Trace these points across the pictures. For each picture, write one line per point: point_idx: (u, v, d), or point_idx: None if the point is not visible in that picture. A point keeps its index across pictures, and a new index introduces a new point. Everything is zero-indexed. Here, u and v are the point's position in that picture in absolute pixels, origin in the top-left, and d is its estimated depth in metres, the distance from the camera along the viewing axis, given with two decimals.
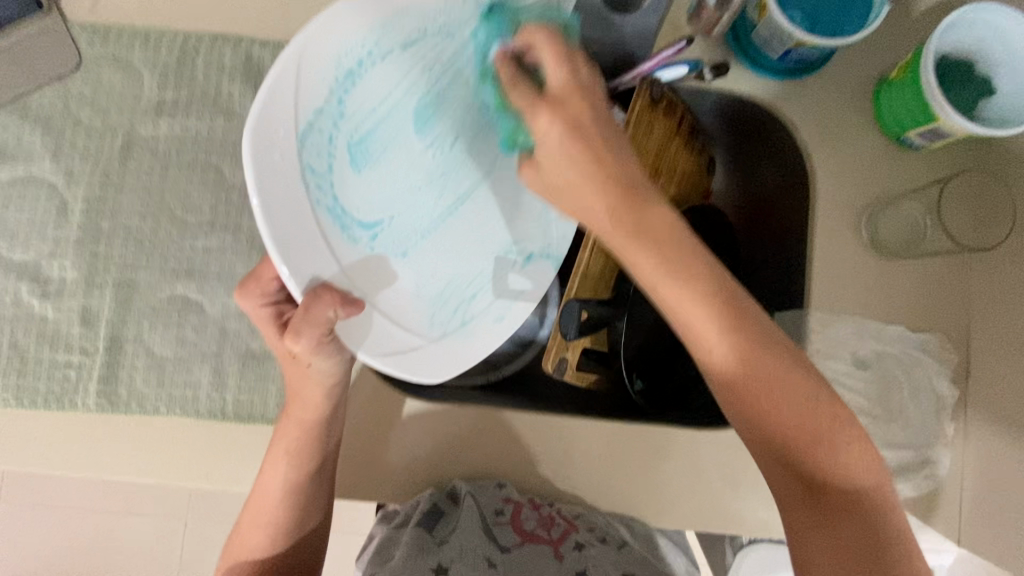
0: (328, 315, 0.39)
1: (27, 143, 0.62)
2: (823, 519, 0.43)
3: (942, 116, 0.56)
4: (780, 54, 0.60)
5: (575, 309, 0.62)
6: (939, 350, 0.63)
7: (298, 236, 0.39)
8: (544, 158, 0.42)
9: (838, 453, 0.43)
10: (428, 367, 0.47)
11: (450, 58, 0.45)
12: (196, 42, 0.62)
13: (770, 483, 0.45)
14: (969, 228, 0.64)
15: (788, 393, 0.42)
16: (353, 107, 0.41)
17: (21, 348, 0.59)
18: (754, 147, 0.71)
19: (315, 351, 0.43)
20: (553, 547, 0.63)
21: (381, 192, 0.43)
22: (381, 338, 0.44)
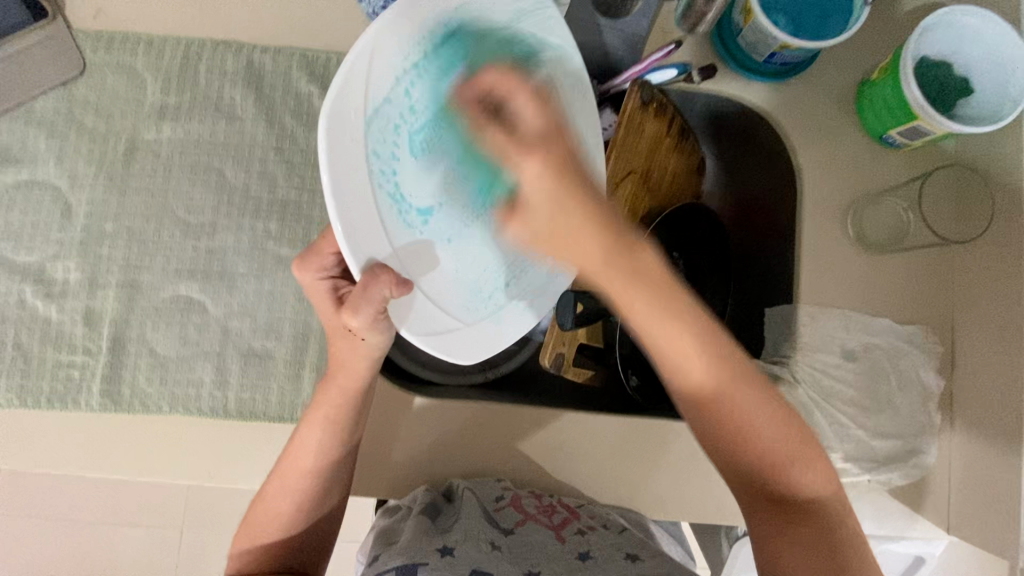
0: (383, 294, 0.40)
1: (32, 147, 0.63)
2: (781, 520, 0.49)
3: (923, 116, 0.58)
4: (766, 57, 0.62)
5: (570, 299, 0.64)
6: (926, 342, 0.64)
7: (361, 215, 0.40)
8: (529, 201, 0.38)
9: (804, 470, 0.49)
10: (468, 350, 0.47)
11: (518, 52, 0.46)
12: (198, 48, 0.64)
13: (728, 480, 0.51)
14: (948, 221, 0.65)
15: (761, 422, 0.47)
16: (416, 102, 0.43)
17: (25, 348, 0.60)
18: (733, 142, 0.74)
19: (370, 328, 0.44)
20: (557, 533, 0.60)
21: (439, 176, 0.44)
22: (426, 320, 0.45)
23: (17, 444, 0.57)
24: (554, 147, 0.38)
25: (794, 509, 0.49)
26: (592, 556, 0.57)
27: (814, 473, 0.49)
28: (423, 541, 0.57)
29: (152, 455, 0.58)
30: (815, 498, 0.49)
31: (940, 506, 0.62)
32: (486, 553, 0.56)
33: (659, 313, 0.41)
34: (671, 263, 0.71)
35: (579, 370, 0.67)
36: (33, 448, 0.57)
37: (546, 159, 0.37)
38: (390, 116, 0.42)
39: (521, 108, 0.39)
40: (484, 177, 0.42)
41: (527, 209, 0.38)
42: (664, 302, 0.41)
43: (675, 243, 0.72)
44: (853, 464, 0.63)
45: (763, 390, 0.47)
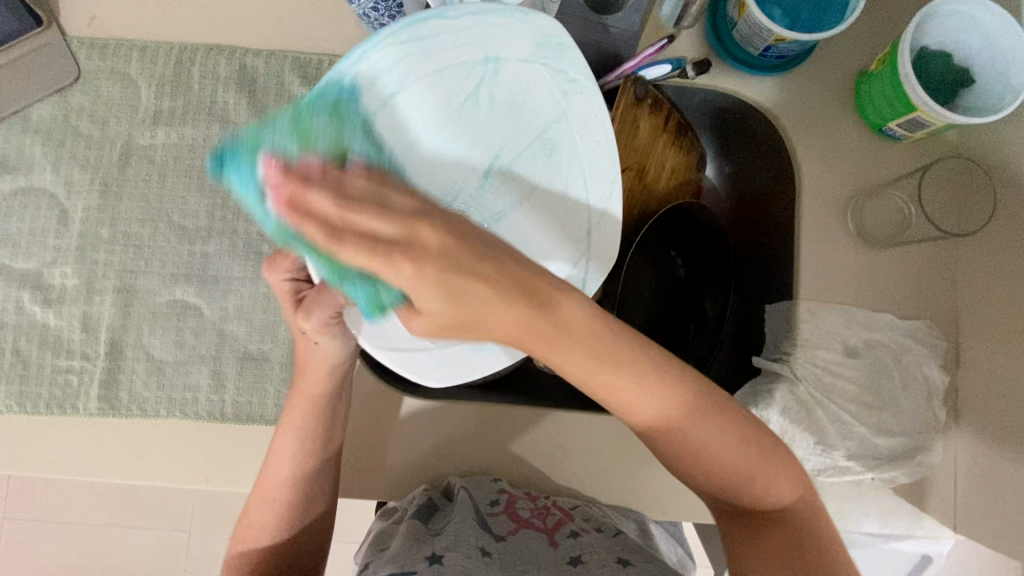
0: (347, 300, 0.42)
1: (29, 154, 0.63)
2: (750, 528, 0.49)
3: (922, 107, 0.57)
4: (761, 51, 0.61)
5: None
6: (928, 337, 0.63)
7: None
8: (421, 304, 0.32)
9: (766, 480, 0.48)
10: (437, 374, 0.49)
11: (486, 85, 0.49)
12: (191, 53, 0.64)
13: (702, 499, 0.51)
14: (950, 212, 0.64)
15: (712, 435, 0.46)
16: (399, 113, 0.47)
17: (24, 354, 0.60)
18: (734, 134, 0.72)
19: (323, 332, 0.46)
20: (549, 537, 0.60)
21: None
22: (388, 331, 0.48)
23: (14, 451, 0.57)
24: (430, 227, 0.31)
25: (761, 516, 0.49)
26: (582, 561, 0.58)
27: (779, 486, 0.48)
28: (415, 546, 0.57)
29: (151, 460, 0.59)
30: (782, 509, 0.48)
31: (945, 503, 0.61)
32: (475, 558, 0.56)
33: (594, 353, 0.39)
34: (668, 263, 0.72)
35: None
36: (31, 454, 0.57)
37: (416, 270, 0.30)
38: None
39: (365, 222, 0.30)
40: (367, 291, 0.35)
41: (420, 313, 0.33)
42: (610, 354, 0.40)
43: (673, 242, 0.71)
44: (856, 462, 0.62)
45: (724, 410, 0.46)
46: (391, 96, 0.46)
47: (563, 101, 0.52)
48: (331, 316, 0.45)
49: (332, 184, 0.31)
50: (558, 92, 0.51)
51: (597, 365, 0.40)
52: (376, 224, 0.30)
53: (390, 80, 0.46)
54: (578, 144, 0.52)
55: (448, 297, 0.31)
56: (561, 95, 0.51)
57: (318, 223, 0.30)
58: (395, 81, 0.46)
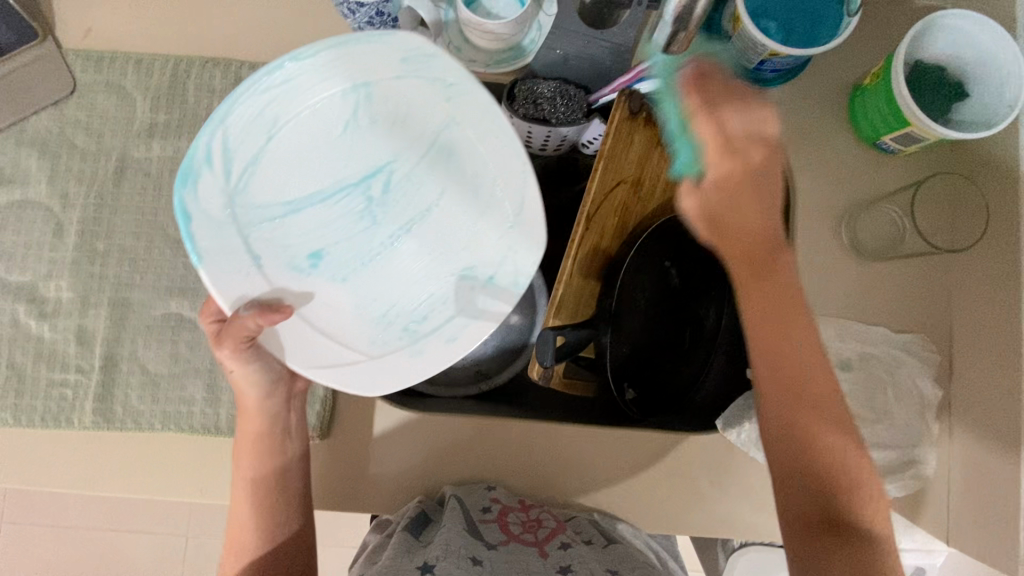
0: (246, 329, 0.47)
1: (24, 167, 0.63)
2: (826, 544, 0.44)
3: (915, 122, 0.57)
4: (756, 65, 0.61)
5: (549, 337, 0.58)
6: (922, 350, 0.63)
7: (224, 254, 0.48)
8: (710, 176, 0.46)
9: (867, 504, 0.45)
10: (368, 384, 0.49)
11: (360, 105, 0.49)
12: (187, 66, 0.64)
13: (776, 491, 0.46)
14: (941, 228, 0.65)
15: (835, 441, 0.45)
16: (280, 155, 0.49)
17: (18, 367, 0.60)
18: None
19: (236, 358, 0.50)
20: (540, 548, 0.60)
21: (315, 229, 0.50)
22: (315, 354, 0.49)
23: (18, 462, 0.59)
24: (732, 143, 0.45)
25: (847, 536, 0.44)
26: (572, 571, 0.57)
27: (879, 518, 0.45)
28: (407, 557, 0.56)
29: (148, 473, 0.59)
30: (869, 539, 0.44)
31: (938, 516, 0.62)
32: (467, 567, 0.55)
33: (768, 309, 0.46)
34: (662, 273, 0.69)
35: (572, 383, 0.63)
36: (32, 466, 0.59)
37: (738, 162, 0.45)
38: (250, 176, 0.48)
39: (697, 121, 0.45)
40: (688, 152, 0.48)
41: (705, 184, 0.46)
42: (788, 309, 0.46)
43: (668, 252, 0.69)
44: None
45: (844, 419, 0.46)
46: (265, 145, 0.48)
47: (450, 107, 0.49)
48: (240, 342, 0.48)
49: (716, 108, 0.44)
50: (441, 100, 0.49)
51: (763, 312, 0.46)
52: (730, 131, 0.44)
53: (261, 133, 0.48)
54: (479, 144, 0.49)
55: (728, 188, 0.45)
56: (446, 101, 0.49)
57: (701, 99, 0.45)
58: (264, 131, 0.48)
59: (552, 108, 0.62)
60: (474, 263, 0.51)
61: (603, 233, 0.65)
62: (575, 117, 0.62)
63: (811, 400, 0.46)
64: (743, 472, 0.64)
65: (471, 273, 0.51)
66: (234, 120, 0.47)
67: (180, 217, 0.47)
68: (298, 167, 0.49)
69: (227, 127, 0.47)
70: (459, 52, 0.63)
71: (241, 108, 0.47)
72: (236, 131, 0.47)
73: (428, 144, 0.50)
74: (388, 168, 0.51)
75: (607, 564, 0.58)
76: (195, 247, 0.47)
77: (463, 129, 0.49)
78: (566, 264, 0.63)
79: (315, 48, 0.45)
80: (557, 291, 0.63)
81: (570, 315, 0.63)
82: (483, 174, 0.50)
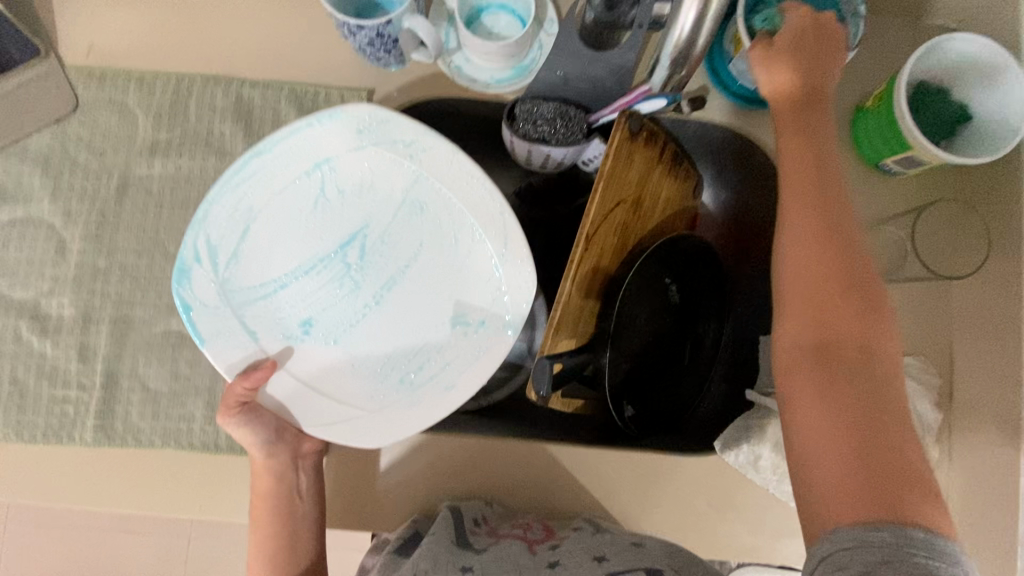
0: (243, 388, 0.54)
1: (27, 184, 0.64)
2: (824, 389, 0.48)
3: (917, 146, 0.57)
4: (756, 85, 0.62)
5: (547, 366, 0.59)
6: (922, 373, 0.63)
7: (223, 336, 0.55)
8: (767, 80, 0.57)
9: (884, 387, 0.48)
10: (372, 436, 0.54)
11: (331, 183, 0.57)
12: (189, 83, 0.64)
13: (785, 368, 0.51)
14: (944, 254, 0.64)
15: (843, 313, 0.50)
16: (260, 240, 0.56)
17: (21, 383, 0.61)
18: (728, 165, 0.73)
19: (230, 417, 0.56)
20: (529, 545, 0.58)
21: (304, 299, 0.57)
22: (320, 411, 0.55)
23: (22, 476, 0.60)
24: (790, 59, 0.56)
25: (850, 385, 0.48)
26: (562, 564, 0.55)
27: (890, 387, 0.48)
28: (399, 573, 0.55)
29: (148, 489, 0.60)
30: (879, 397, 0.47)
31: None
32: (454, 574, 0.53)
33: (808, 194, 0.53)
34: (663, 289, 0.70)
35: (570, 399, 0.64)
36: (37, 481, 0.60)
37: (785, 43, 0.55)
38: (237, 264, 0.56)
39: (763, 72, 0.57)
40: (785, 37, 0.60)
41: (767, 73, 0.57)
42: (811, 199, 0.53)
43: (668, 269, 0.70)
44: None
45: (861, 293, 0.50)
46: (243, 236, 0.56)
47: (413, 164, 0.57)
48: (236, 403, 0.55)
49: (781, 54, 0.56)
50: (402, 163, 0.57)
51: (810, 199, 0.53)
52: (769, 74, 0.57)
53: (239, 225, 0.55)
54: (447, 196, 0.57)
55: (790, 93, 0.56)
56: (410, 161, 0.57)
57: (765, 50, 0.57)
58: (242, 222, 0.56)
59: (552, 129, 0.62)
60: (462, 309, 0.58)
61: (601, 254, 0.63)
62: (575, 138, 0.62)
63: (849, 304, 0.50)
64: (743, 493, 0.63)
65: (459, 320, 0.57)
66: (217, 216, 0.55)
67: (182, 310, 0.54)
68: (278, 248, 0.57)
69: (208, 226, 0.55)
70: (460, 70, 0.63)
71: (219, 206, 0.55)
72: (216, 226, 0.55)
73: (398, 205, 0.58)
74: (363, 234, 0.58)
75: (594, 553, 0.55)
76: (197, 332, 0.55)
77: (430, 181, 0.57)
78: (564, 286, 0.60)
79: (276, 140, 0.55)
80: (555, 314, 0.60)
81: (569, 335, 0.62)
82: (455, 224, 0.58)
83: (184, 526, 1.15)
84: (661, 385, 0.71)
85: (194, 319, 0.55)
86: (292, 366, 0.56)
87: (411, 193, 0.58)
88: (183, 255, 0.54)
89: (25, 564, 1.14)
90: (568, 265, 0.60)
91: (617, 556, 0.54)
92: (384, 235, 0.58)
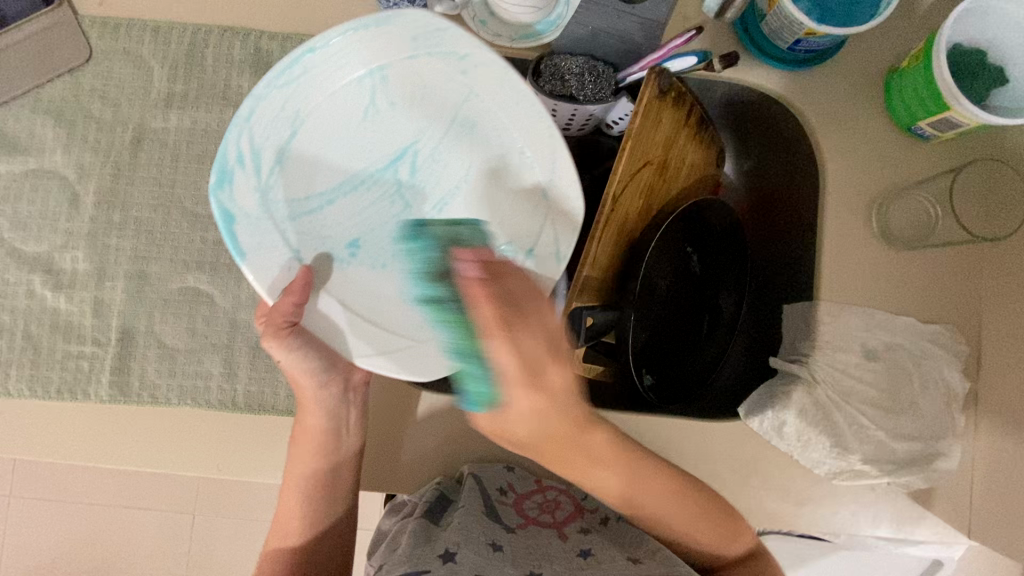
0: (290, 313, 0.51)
1: (39, 136, 0.62)
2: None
3: (955, 107, 0.55)
4: (790, 44, 0.59)
5: (580, 315, 0.58)
6: (950, 342, 0.62)
7: (265, 249, 0.53)
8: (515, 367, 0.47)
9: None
10: (422, 365, 0.52)
11: (381, 91, 0.54)
12: (205, 34, 0.62)
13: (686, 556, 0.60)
14: (982, 217, 0.63)
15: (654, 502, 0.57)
16: (306, 148, 0.54)
17: (34, 338, 0.60)
18: (754, 132, 0.71)
19: (280, 348, 0.53)
20: (557, 531, 0.59)
21: (351, 216, 0.56)
22: (374, 339, 0.53)
23: (30, 432, 0.58)
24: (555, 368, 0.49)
25: None
26: (592, 553, 0.56)
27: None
28: (424, 546, 0.53)
29: (157, 449, 0.58)
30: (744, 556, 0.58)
31: (959, 509, 0.61)
32: (487, 555, 0.52)
33: (611, 452, 0.55)
34: (684, 259, 0.70)
35: (590, 366, 0.63)
36: (40, 438, 0.58)
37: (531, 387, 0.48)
38: (281, 171, 0.53)
39: (527, 342, 0.47)
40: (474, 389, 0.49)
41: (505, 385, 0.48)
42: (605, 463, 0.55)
43: (689, 239, 0.70)
44: (872, 467, 0.61)
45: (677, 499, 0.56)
46: (289, 139, 0.53)
47: (467, 80, 0.54)
48: (284, 326, 0.52)
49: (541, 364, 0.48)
50: (457, 78, 0.54)
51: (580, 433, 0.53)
52: (521, 339, 0.47)
53: (286, 128, 0.53)
54: (501, 117, 0.55)
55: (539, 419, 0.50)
56: (461, 75, 0.54)
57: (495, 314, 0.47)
58: (287, 124, 0.53)
59: (580, 85, 0.61)
60: (514, 235, 0.56)
61: (626, 218, 0.61)
62: (603, 95, 0.61)
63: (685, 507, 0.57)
64: (767, 461, 0.62)
65: (510, 247, 0.56)
66: (260, 115, 0.52)
67: (223, 219, 0.51)
68: (325, 162, 0.55)
69: (250, 126, 0.52)
70: (485, 25, 0.62)
71: (267, 105, 0.52)
72: (262, 129, 0.52)
73: (450, 123, 0.56)
74: (414, 151, 0.56)
75: (626, 549, 0.55)
76: (237, 245, 0.51)
77: (482, 99, 0.55)
78: (591, 248, 0.57)
79: (335, 35, 0.51)
80: (578, 278, 0.58)
81: (593, 300, 0.60)
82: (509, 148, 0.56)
83: (192, 497, 1.15)
84: (680, 354, 0.70)
85: (235, 229, 0.51)
86: (341, 290, 0.54)
87: (465, 112, 0.55)
88: (222, 156, 0.51)
89: (32, 533, 1.14)
90: (593, 230, 0.58)
91: (652, 558, 0.55)
92: (434, 155, 0.56)
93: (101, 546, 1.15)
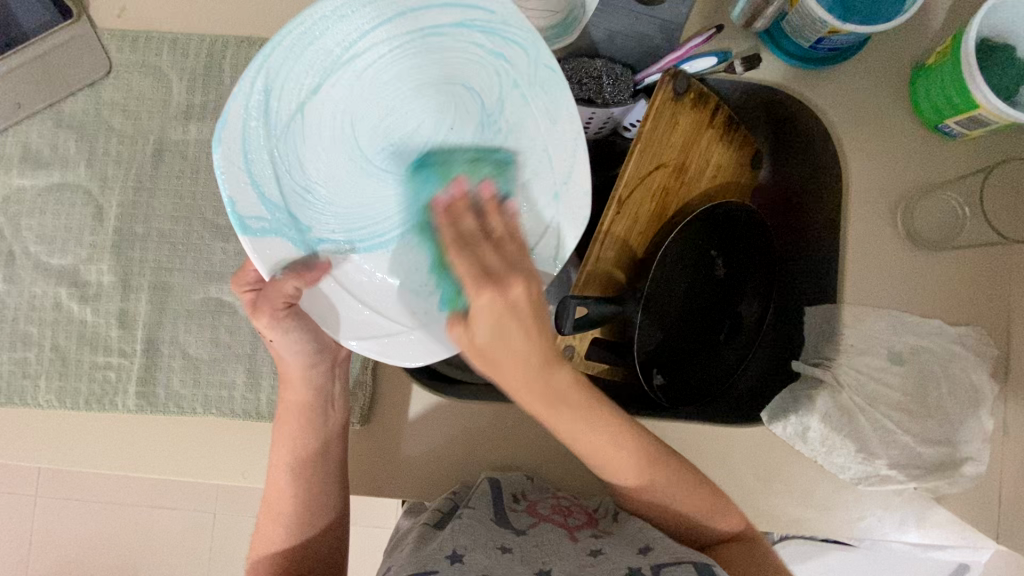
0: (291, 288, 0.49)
1: (62, 150, 0.63)
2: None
3: (983, 104, 0.54)
4: (813, 43, 0.58)
5: (570, 305, 0.56)
6: (978, 344, 0.61)
7: (250, 187, 0.49)
8: (475, 313, 0.43)
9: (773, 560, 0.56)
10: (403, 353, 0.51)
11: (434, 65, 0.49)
12: (222, 45, 0.63)
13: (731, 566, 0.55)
14: (1010, 217, 0.62)
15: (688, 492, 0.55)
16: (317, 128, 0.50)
17: (62, 350, 0.61)
18: (790, 133, 0.69)
19: (275, 327, 0.52)
20: (569, 532, 0.56)
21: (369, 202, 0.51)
22: (368, 329, 0.52)
23: (58, 443, 0.58)
24: (522, 288, 0.43)
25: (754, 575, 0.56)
26: (604, 552, 0.53)
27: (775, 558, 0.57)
28: (427, 548, 0.52)
29: (181, 460, 0.58)
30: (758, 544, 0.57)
31: (988, 512, 0.60)
32: (495, 558, 0.51)
33: (581, 421, 0.49)
34: (708, 263, 0.69)
35: (594, 363, 0.63)
36: (65, 449, 0.58)
37: (496, 297, 0.42)
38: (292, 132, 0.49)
39: (497, 224, 0.47)
40: (448, 288, 0.50)
41: (467, 321, 0.44)
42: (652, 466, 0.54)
43: (714, 241, 0.68)
44: (899, 472, 0.60)
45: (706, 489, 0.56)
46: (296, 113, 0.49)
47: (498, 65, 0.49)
48: (284, 306, 0.50)
49: (472, 245, 0.46)
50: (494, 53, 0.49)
51: (582, 427, 0.49)
52: (503, 278, 0.43)
53: (291, 109, 0.48)
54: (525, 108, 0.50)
55: (516, 317, 0.43)
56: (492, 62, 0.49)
57: (468, 216, 0.48)
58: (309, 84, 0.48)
59: (599, 87, 0.60)
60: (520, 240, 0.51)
61: (634, 220, 0.60)
62: (623, 98, 0.60)
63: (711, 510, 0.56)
64: (793, 468, 0.61)
65: None
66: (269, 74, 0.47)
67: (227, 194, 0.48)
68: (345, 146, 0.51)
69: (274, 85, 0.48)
70: None
71: (275, 60, 0.47)
72: (278, 90, 0.48)
73: (489, 110, 0.51)
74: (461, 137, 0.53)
75: (637, 543, 0.54)
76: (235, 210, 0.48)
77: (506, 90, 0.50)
78: (594, 247, 0.59)
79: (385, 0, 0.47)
80: (582, 273, 0.59)
81: (596, 294, 0.60)
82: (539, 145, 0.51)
83: (213, 498, 1.17)
84: (697, 356, 0.70)
85: (267, 195, 0.49)
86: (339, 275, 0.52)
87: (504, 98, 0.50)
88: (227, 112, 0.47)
89: (59, 534, 1.17)
90: (597, 229, 0.59)
91: (662, 547, 0.53)
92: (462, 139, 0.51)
93: (125, 547, 1.17)
